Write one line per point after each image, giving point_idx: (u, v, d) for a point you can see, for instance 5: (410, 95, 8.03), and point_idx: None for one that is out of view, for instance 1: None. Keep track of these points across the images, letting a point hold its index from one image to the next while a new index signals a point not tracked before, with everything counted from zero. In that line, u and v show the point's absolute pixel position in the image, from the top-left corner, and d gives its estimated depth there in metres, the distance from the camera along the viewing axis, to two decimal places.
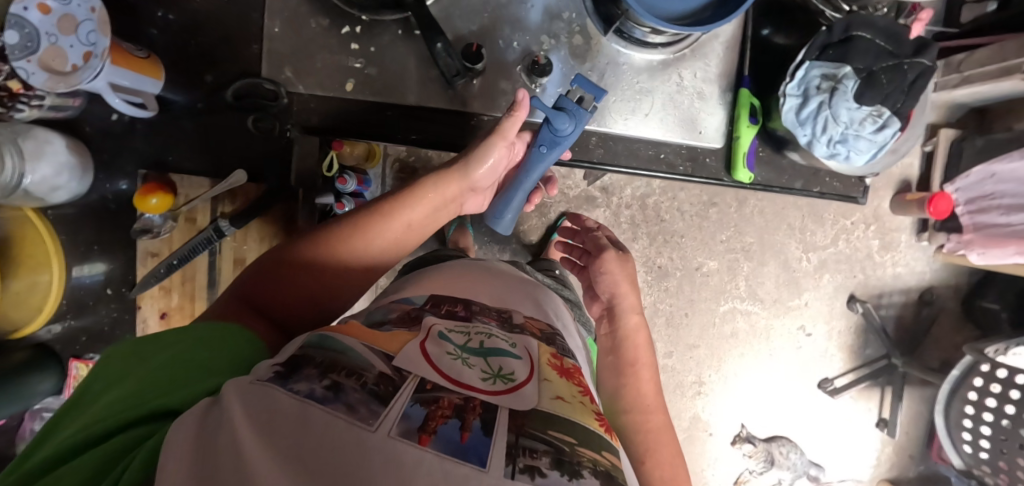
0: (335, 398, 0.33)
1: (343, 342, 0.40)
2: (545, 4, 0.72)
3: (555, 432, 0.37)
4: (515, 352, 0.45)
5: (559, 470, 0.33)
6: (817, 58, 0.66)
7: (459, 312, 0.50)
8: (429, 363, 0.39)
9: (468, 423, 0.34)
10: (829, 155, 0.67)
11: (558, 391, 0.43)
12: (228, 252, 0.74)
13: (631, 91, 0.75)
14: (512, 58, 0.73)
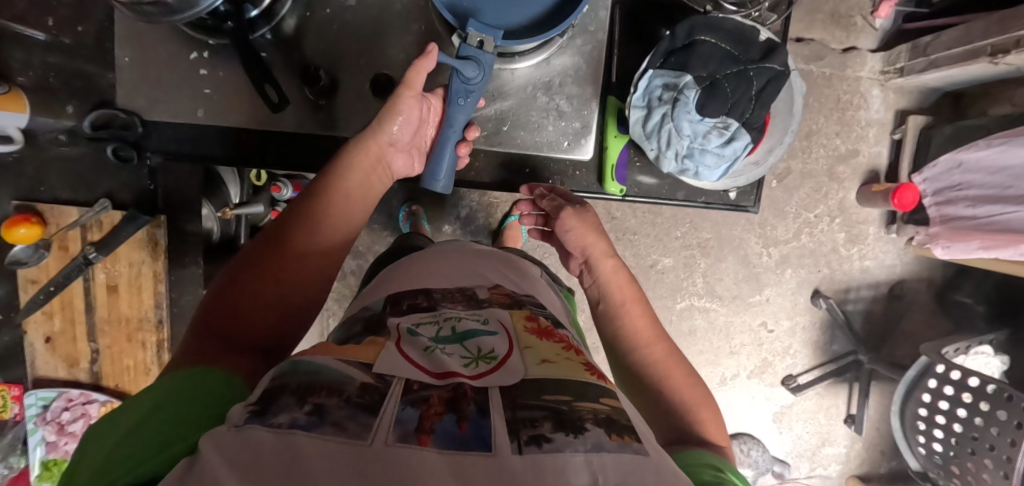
0: (321, 422, 0.33)
1: (314, 364, 0.42)
2: (392, 19, 0.72)
3: (549, 396, 0.41)
4: (488, 329, 0.52)
5: (563, 430, 0.36)
6: (660, 66, 0.61)
7: (423, 303, 0.60)
8: (407, 362, 0.44)
9: (463, 414, 0.36)
10: (679, 170, 0.62)
11: (541, 355, 0.48)
12: (101, 278, 0.78)
13: (488, 104, 0.73)
14: (361, 77, 0.73)
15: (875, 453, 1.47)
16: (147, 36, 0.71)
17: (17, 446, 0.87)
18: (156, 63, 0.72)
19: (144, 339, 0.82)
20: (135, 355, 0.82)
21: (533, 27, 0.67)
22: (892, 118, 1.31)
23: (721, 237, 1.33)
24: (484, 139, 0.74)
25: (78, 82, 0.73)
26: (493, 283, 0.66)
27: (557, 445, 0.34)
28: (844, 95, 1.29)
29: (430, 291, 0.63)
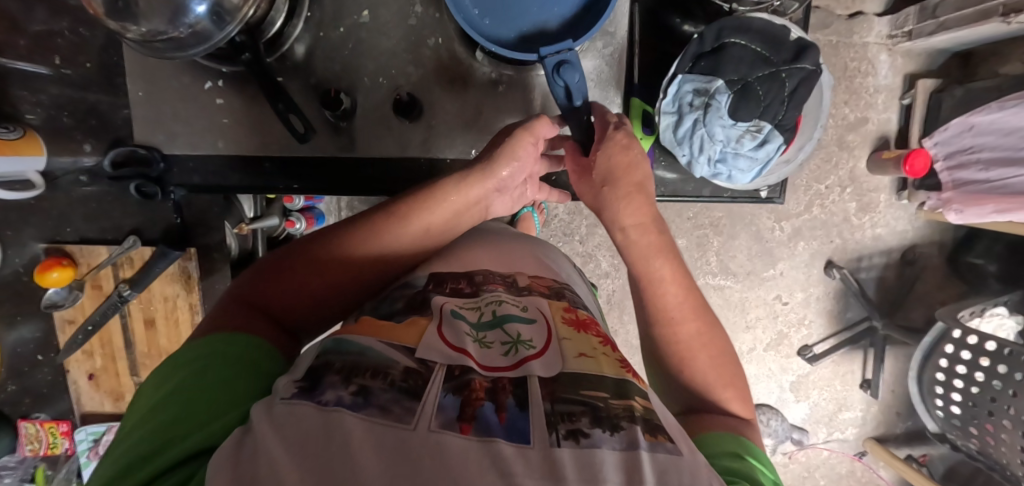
0: (366, 403, 0.33)
1: (358, 343, 0.41)
2: (405, 34, 0.71)
3: (587, 391, 0.38)
4: (529, 316, 0.49)
5: (600, 427, 0.34)
6: (689, 70, 0.63)
7: (465, 289, 0.53)
8: (449, 348, 0.41)
9: (502, 404, 0.35)
10: (711, 174, 0.66)
11: (579, 349, 0.45)
12: (137, 314, 0.82)
13: (513, 108, 0.72)
14: (380, 96, 0.72)
15: (891, 414, 1.47)
16: (160, 67, 0.70)
17: (73, 480, 0.91)
18: (171, 94, 0.71)
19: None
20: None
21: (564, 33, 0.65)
22: (902, 82, 1.26)
23: (733, 215, 1.32)
24: None
25: (88, 122, 0.72)
26: (534, 272, 0.60)
27: (593, 442, 0.32)
28: (851, 62, 1.25)
29: (472, 275, 0.56)
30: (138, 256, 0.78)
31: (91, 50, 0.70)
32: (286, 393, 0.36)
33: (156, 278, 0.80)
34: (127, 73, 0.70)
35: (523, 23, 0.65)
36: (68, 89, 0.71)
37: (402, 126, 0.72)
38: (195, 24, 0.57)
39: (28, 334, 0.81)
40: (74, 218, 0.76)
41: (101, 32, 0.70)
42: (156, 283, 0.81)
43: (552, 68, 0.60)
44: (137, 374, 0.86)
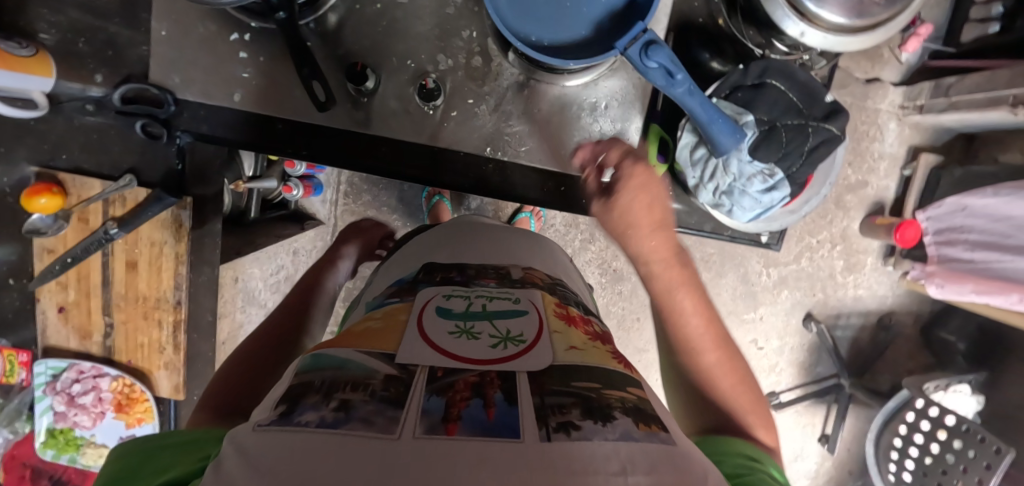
0: (346, 418, 0.32)
1: (340, 357, 0.41)
2: (440, 21, 0.71)
3: (578, 382, 0.39)
4: (519, 309, 0.50)
5: (591, 418, 0.35)
6: (725, 97, 0.65)
7: (457, 277, 0.58)
8: (433, 349, 0.43)
9: (489, 400, 0.36)
10: (714, 203, 0.67)
11: (570, 342, 0.46)
12: (120, 254, 0.80)
13: (529, 113, 0.72)
14: (405, 78, 0.71)
15: (843, 472, 1.49)
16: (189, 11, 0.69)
17: (23, 411, 0.90)
18: (194, 41, 0.70)
19: (160, 317, 0.83)
20: (145, 334, 0.84)
21: (607, 24, 0.64)
22: (904, 153, 1.30)
23: (724, 252, 1.35)
24: (524, 155, 0.73)
25: (103, 52, 0.70)
26: (528, 264, 0.62)
27: (583, 434, 0.33)
28: (861, 126, 1.28)
29: (465, 269, 0.60)
30: (132, 195, 0.76)
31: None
32: (263, 418, 0.35)
33: (145, 221, 0.78)
34: (153, 10, 0.69)
35: (563, 33, 0.64)
36: (88, 15, 0.69)
37: (427, 111, 0.71)
38: None
39: (3, 256, 0.78)
40: (73, 148, 0.74)
41: None
42: (144, 226, 0.79)
43: (640, 53, 0.57)
44: (108, 315, 0.84)
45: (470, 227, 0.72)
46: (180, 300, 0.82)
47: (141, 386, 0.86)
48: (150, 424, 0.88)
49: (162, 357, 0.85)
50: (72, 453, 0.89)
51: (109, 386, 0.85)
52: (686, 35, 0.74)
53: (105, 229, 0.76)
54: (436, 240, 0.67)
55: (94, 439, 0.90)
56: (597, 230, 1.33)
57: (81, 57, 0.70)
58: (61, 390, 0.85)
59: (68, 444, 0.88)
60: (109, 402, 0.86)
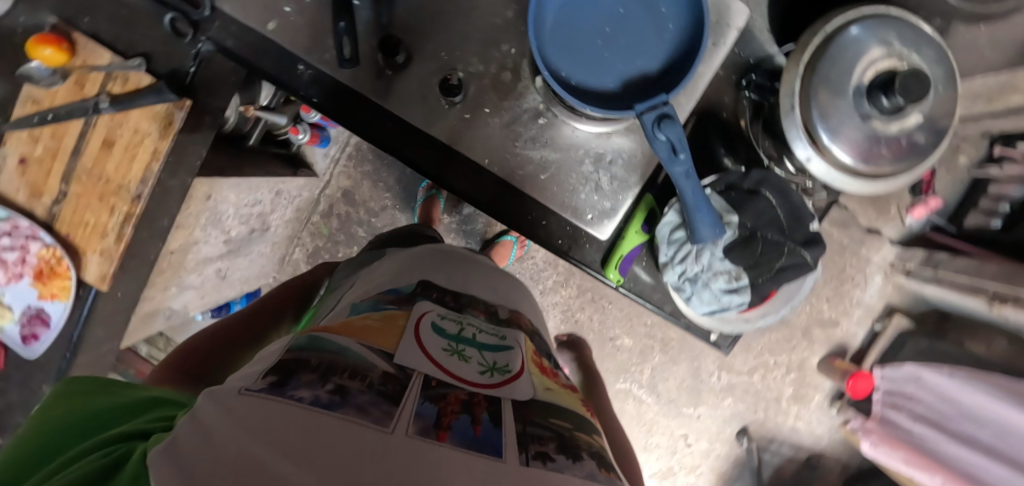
0: (342, 402, 0.39)
1: (339, 343, 0.48)
2: (485, 29, 0.72)
3: (554, 419, 0.49)
4: (506, 344, 0.59)
5: (563, 453, 0.44)
6: (718, 192, 0.65)
7: (451, 302, 0.64)
8: (430, 361, 0.50)
9: (477, 418, 0.44)
10: (676, 285, 0.66)
11: (547, 384, 0.56)
12: (100, 130, 0.77)
13: (536, 142, 0.73)
14: (433, 68, 0.72)
15: None
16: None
17: None
18: None
19: (114, 203, 0.77)
20: (94, 217, 0.78)
21: (635, 84, 0.66)
22: (881, 308, 1.32)
23: (685, 341, 1.35)
24: (519, 179, 0.74)
25: None
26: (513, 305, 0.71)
27: (556, 465, 0.41)
28: (848, 268, 1.31)
29: (459, 296, 0.67)
30: (134, 78, 0.74)
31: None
32: (252, 383, 0.41)
33: (138, 107, 0.75)
34: None
35: (594, 77, 0.66)
36: None
37: (443, 105, 0.72)
38: None
39: None
40: (99, 19, 0.75)
41: None
42: (136, 112, 0.76)
43: (652, 123, 0.59)
44: (66, 183, 0.78)
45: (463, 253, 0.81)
46: (144, 196, 0.77)
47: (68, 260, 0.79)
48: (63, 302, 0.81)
49: (103, 243, 0.79)
50: None
51: (38, 251, 0.79)
52: (707, 125, 0.76)
53: (97, 101, 0.74)
54: (427, 257, 0.75)
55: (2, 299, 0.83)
56: (572, 276, 1.34)
57: None
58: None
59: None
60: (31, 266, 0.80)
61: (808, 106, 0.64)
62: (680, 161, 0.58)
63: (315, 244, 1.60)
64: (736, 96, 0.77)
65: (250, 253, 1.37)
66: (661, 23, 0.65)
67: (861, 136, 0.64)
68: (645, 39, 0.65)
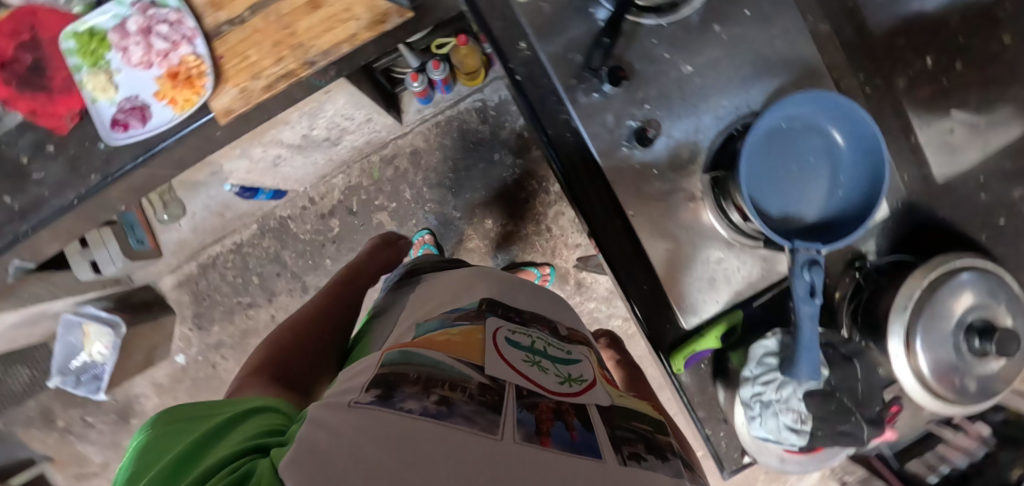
0: (450, 414, 0.45)
1: (431, 358, 0.54)
2: (693, 105, 0.76)
3: (635, 421, 0.58)
4: (570, 358, 0.68)
5: (651, 453, 0.52)
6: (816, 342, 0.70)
7: (515, 318, 0.75)
8: (514, 368, 0.57)
9: (570, 423, 0.49)
10: (747, 402, 0.71)
11: (616, 391, 0.66)
12: None
13: (677, 221, 0.78)
14: (628, 111, 0.75)
15: None
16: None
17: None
18: None
19: (287, 54, 0.73)
20: (250, 55, 0.73)
21: (795, 223, 0.72)
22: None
23: None
24: (648, 243, 0.78)
25: None
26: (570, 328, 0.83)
27: (648, 464, 0.48)
28: None
29: (521, 313, 0.78)
30: None
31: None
32: (361, 398, 0.47)
33: None
34: None
35: (768, 199, 0.72)
36: None
37: (621, 149, 0.76)
38: None
39: None
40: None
41: None
42: None
43: (803, 263, 0.65)
44: (248, 12, 0.73)
45: (528, 284, 0.90)
46: (318, 66, 0.73)
47: (208, 80, 0.73)
48: (175, 114, 0.74)
49: (250, 83, 0.73)
50: (84, 64, 0.75)
51: (183, 55, 0.73)
52: None
53: None
54: (491, 284, 0.84)
55: (114, 74, 0.76)
56: None
57: None
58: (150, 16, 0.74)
59: (95, 55, 0.75)
60: (170, 65, 0.74)
61: (918, 311, 0.71)
62: (814, 305, 0.65)
63: (359, 180, 1.59)
64: (844, 271, 0.81)
65: (308, 157, 1.34)
66: (837, 185, 0.73)
67: (950, 360, 0.71)
68: (818, 191, 0.73)
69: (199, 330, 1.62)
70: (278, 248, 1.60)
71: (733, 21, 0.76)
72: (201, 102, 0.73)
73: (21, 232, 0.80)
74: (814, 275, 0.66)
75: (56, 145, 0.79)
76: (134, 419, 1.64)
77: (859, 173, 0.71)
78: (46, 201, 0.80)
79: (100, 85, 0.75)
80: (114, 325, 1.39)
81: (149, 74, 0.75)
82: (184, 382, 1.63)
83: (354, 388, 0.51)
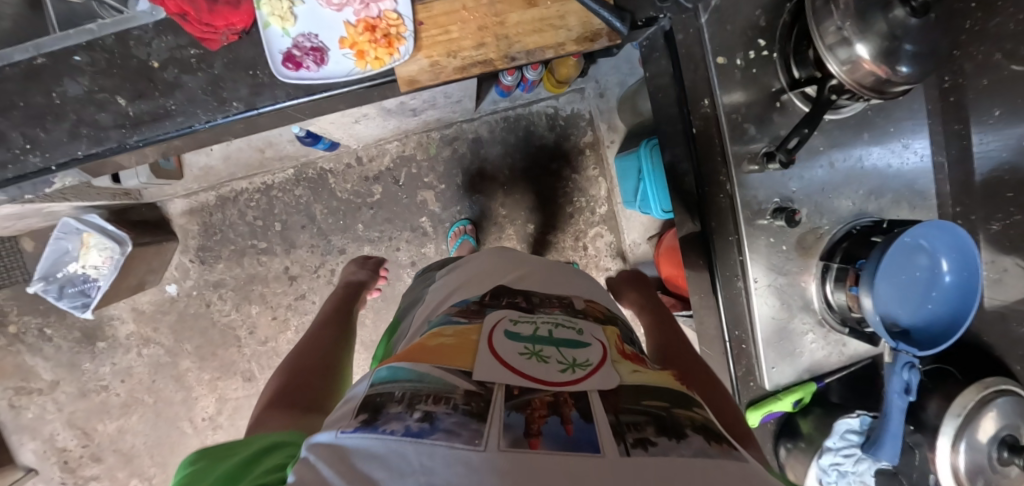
0: (432, 429, 0.41)
1: (419, 371, 0.50)
2: (832, 196, 0.83)
3: (648, 400, 0.49)
4: (583, 337, 0.61)
5: (665, 436, 0.44)
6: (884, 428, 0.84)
7: (522, 303, 0.70)
8: (505, 365, 0.51)
9: (568, 417, 0.44)
10: (824, 468, 0.83)
11: (634, 366, 0.57)
12: None
13: (787, 295, 0.85)
14: (776, 187, 0.82)
15: None
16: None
17: None
18: (739, 6, 0.77)
19: (491, 43, 0.71)
20: (453, 31, 0.70)
21: (892, 325, 0.80)
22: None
23: None
24: (758, 309, 0.84)
25: None
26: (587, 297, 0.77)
27: (659, 450, 0.41)
28: None
29: (530, 297, 0.73)
30: None
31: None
32: (348, 425, 0.43)
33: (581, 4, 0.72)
34: None
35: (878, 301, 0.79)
36: None
37: (761, 221, 0.82)
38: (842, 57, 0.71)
39: None
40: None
41: None
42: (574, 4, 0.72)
43: (903, 364, 0.77)
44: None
45: (557, 270, 0.87)
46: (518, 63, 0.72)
47: (406, 45, 0.69)
48: (359, 69, 0.69)
49: (444, 59, 0.70)
50: None
51: (381, 11, 0.68)
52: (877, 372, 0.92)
53: None
54: (499, 272, 0.82)
55: (296, 4, 0.68)
56: None
57: None
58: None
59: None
60: (367, 15, 0.68)
61: (969, 417, 0.81)
62: (906, 401, 0.76)
63: (413, 152, 1.53)
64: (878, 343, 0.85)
65: (386, 119, 1.28)
66: (929, 299, 0.81)
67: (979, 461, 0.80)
68: (914, 302, 0.81)
69: (200, 264, 1.49)
70: (310, 200, 1.50)
71: (881, 132, 0.83)
72: (391, 65, 0.69)
73: (129, 142, 0.69)
74: (907, 373, 0.77)
75: (200, 58, 0.69)
76: (100, 342, 1.48)
77: (952, 294, 0.80)
78: (168, 115, 0.70)
79: (279, 10, 0.67)
80: (119, 242, 1.24)
81: (338, 17, 0.68)
82: (169, 315, 1.50)
83: (349, 407, 0.47)
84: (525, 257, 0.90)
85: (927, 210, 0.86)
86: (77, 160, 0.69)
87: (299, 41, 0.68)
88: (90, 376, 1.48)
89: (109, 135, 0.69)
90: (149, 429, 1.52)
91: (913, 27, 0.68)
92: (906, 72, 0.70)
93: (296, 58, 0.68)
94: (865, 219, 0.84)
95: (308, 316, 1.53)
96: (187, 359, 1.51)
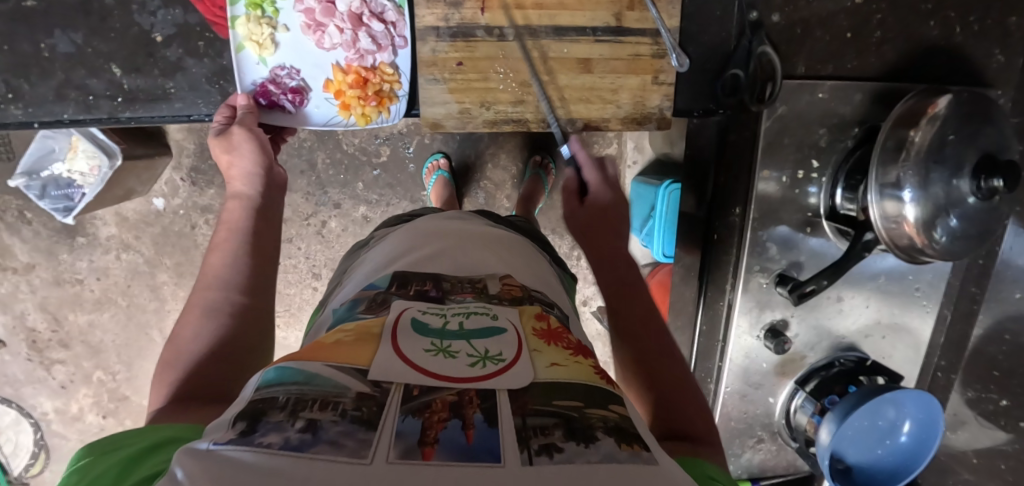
0: (313, 442, 0.28)
1: (309, 371, 0.35)
2: (826, 327, 0.84)
3: (560, 402, 0.35)
4: (497, 327, 0.44)
5: (573, 440, 0.31)
6: None
7: (429, 291, 0.50)
8: (407, 366, 0.37)
9: (469, 420, 0.31)
10: None
11: (553, 357, 0.41)
12: (584, 50, 0.69)
13: (753, 404, 0.87)
14: (774, 309, 0.81)
15: None
16: (821, 108, 0.72)
17: None
18: (802, 120, 0.72)
19: (528, 100, 0.72)
20: (492, 81, 0.70)
21: (837, 462, 0.80)
22: None
23: None
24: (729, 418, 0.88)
25: (787, 34, 0.71)
26: (506, 273, 0.55)
27: (566, 458, 0.29)
28: None
29: (439, 283, 0.52)
30: (654, 62, 0.70)
31: (844, 34, 0.71)
32: (218, 438, 0.30)
33: (634, 77, 0.71)
34: (838, 83, 0.71)
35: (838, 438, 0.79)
36: (823, 18, 0.71)
37: (751, 336, 0.83)
38: (892, 204, 0.65)
39: None
40: None
41: (863, 62, 0.73)
42: (628, 77, 0.71)
43: None
44: (513, 30, 0.68)
45: (493, 233, 0.65)
46: (555, 128, 0.74)
47: (396, 104, 0.74)
48: (342, 118, 0.74)
49: (476, 108, 0.72)
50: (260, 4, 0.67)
51: (375, 62, 0.72)
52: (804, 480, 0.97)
53: (618, 30, 0.69)
54: (414, 247, 0.59)
55: (278, 30, 0.69)
56: None
57: (786, 23, 0.70)
58: (364, 1, 0.69)
59: (265, 1, 0.67)
60: (361, 64, 0.72)
61: None
62: None
63: None
64: (852, 377, 0.80)
65: None
66: (880, 445, 0.81)
67: None
68: (866, 445, 0.81)
69: (191, 185, 1.37)
70: (313, 146, 1.36)
71: (898, 277, 0.83)
72: (376, 120, 0.74)
73: (120, 116, 0.69)
74: None
75: (210, 43, 0.69)
76: (80, 238, 1.38)
77: (903, 450, 0.80)
78: (166, 97, 0.70)
79: (258, 38, 0.68)
80: (111, 155, 1.15)
81: (327, 58, 0.72)
82: (153, 227, 1.40)
83: (219, 422, 0.33)
84: (455, 222, 0.67)
85: (914, 358, 0.88)
86: (61, 123, 0.68)
87: (277, 74, 0.71)
88: (66, 267, 1.41)
89: (100, 104, 0.69)
90: (118, 328, 1.48)
91: (970, 204, 0.64)
92: (943, 243, 0.65)
93: (274, 95, 0.72)
94: (850, 355, 0.85)
95: (289, 261, 1.46)
96: (164, 273, 1.43)
